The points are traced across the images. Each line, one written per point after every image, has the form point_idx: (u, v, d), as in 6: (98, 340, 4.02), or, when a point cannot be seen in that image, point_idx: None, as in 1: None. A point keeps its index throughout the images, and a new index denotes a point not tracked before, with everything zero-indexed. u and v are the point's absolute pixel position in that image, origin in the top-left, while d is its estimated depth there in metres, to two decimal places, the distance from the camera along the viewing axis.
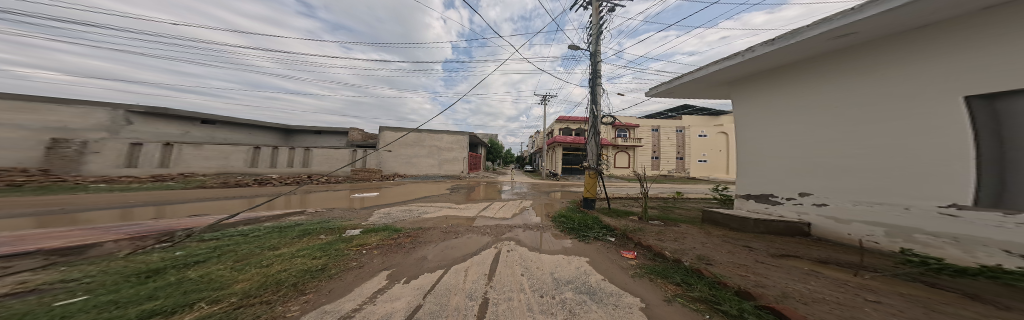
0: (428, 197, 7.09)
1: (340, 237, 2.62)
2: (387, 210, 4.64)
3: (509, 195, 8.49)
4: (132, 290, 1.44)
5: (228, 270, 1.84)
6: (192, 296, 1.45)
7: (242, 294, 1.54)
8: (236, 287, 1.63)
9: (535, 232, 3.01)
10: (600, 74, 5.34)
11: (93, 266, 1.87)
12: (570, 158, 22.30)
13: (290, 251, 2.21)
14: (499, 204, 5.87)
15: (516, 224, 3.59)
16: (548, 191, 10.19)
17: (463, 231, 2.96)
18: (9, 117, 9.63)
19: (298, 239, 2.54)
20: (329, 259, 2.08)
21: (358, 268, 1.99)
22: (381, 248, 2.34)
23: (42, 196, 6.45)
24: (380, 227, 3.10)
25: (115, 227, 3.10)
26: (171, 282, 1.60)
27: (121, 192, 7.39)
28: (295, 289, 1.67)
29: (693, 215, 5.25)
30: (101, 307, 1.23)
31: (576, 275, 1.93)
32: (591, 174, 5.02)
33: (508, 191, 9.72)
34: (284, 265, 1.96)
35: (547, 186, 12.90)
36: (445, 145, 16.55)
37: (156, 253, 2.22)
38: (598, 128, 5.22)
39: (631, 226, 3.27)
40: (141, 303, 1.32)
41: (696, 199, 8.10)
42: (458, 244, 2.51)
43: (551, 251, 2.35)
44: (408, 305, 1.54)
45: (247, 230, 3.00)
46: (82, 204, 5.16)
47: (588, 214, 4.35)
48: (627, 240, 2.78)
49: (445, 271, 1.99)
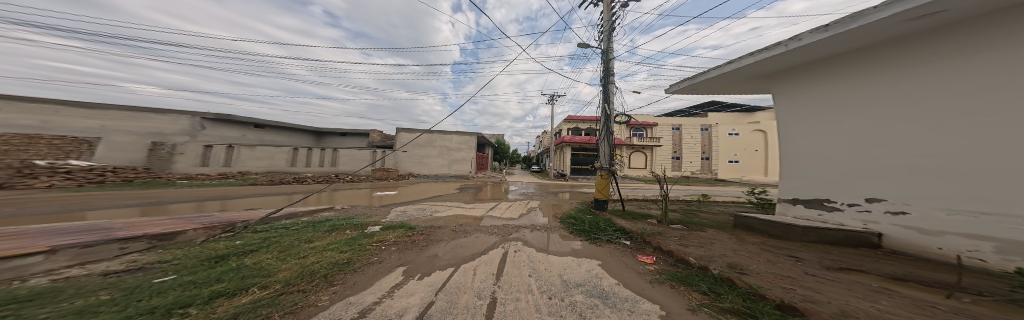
0: (439, 196, 7.41)
1: (363, 232, 2.85)
2: (403, 208, 4.95)
3: (516, 195, 8.46)
4: (205, 273, 1.72)
5: (275, 259, 2.10)
6: (247, 281, 1.69)
7: (285, 282, 1.75)
8: (278, 275, 1.85)
9: (542, 233, 2.98)
10: (613, 72, 5.22)
11: (177, 250, 2.26)
12: (581, 158, 21.61)
13: (322, 244, 2.45)
14: (505, 204, 5.87)
15: (524, 224, 3.57)
16: (557, 192, 9.94)
17: (471, 231, 3.03)
18: (124, 123, 12.09)
19: (328, 233, 2.80)
20: (353, 253, 2.26)
21: (378, 263, 2.13)
22: (398, 245, 2.49)
23: (142, 189, 8.03)
24: (397, 224, 3.30)
25: (193, 217, 3.74)
26: (233, 267, 1.87)
27: (196, 187, 8.91)
28: (326, 280, 1.85)
29: (721, 220, 4.74)
30: (184, 285, 1.49)
31: (587, 277, 1.86)
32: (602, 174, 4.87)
33: (514, 191, 9.66)
34: (317, 257, 2.18)
35: (556, 187, 12.56)
36: (454, 146, 17.13)
37: (223, 241, 2.62)
38: (611, 128, 5.04)
39: (649, 229, 3.06)
40: (212, 284, 1.57)
41: (725, 202, 7.36)
42: (469, 243, 2.56)
43: (561, 252, 2.30)
44: (421, 301, 1.62)
45: (289, 224, 3.40)
46: (169, 197, 6.32)
47: (600, 216, 4.17)
48: (646, 244, 2.60)
49: (455, 269, 2.03)
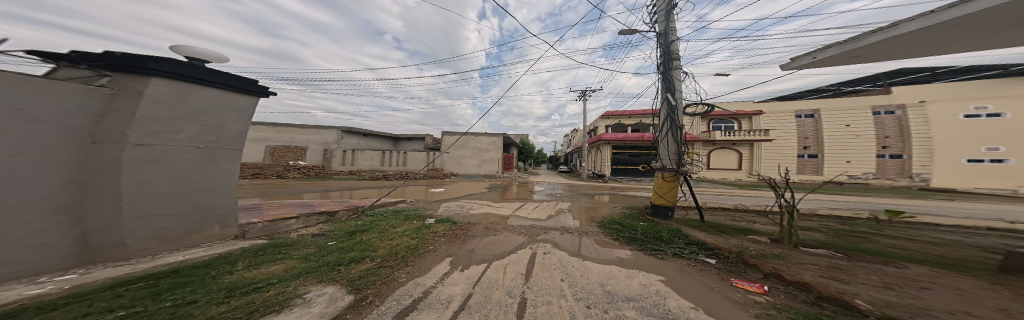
0: (473, 195, 7.93)
1: (423, 223, 3.52)
2: (447, 204, 5.63)
3: (545, 195, 7.96)
4: (344, 243, 2.76)
5: (377, 239, 2.91)
6: (363, 253, 2.49)
7: (380, 259, 2.38)
8: (378, 251, 2.57)
9: (573, 237, 3.05)
10: (675, 56, 4.38)
11: (337, 225, 3.62)
12: (627, 158, 17.63)
13: (400, 230, 3.20)
14: (531, 204, 5.66)
15: (552, 225, 3.61)
16: (599, 194, 8.71)
17: (501, 229, 3.19)
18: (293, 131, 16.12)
19: (403, 221, 3.65)
20: (419, 241, 2.81)
21: (433, 252, 2.54)
22: (446, 237, 2.91)
23: (310, 180, 12.80)
24: (445, 218, 3.86)
25: (340, 200, 5.83)
26: (357, 242, 2.81)
27: (334, 179, 13.36)
28: (403, 263, 2.32)
29: (928, 251, 2.84)
30: (339, 250, 2.56)
31: (641, 293, 1.52)
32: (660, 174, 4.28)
33: (541, 191, 9.17)
34: (398, 241, 2.85)
35: (593, 188, 10.80)
36: (484, 146, 17.21)
37: (353, 220, 3.94)
38: (678, 121, 4.20)
39: (751, 258, 2.23)
40: (347, 252, 2.49)
41: (950, 226, 4.16)
42: (504, 241, 2.72)
43: (605, 264, 2.16)
44: (463, 292, 1.78)
45: (384, 211, 4.68)
46: (326, 187, 9.91)
47: (670, 230, 3.44)
48: (761, 273, 1.88)
49: (487, 266, 2.12)
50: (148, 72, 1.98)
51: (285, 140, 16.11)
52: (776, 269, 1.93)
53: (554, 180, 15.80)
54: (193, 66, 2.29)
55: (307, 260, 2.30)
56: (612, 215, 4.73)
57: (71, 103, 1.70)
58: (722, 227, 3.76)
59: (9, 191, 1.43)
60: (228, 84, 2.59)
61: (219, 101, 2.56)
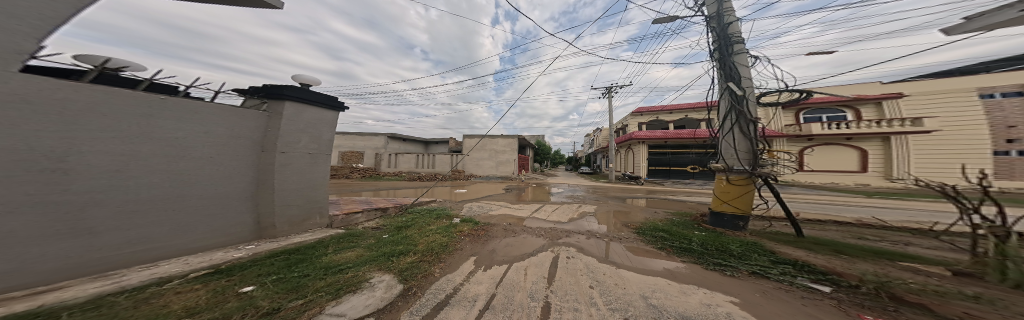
0: (490, 196, 8.10)
1: (450, 222, 3.78)
2: (469, 204, 5.92)
3: (567, 197, 7.47)
4: (393, 237, 3.20)
5: (415, 235, 3.26)
6: (405, 246, 2.83)
7: (419, 253, 2.59)
8: (419, 245, 2.86)
9: (600, 241, 2.81)
10: (735, 38, 3.56)
11: (389, 220, 4.26)
12: (669, 157, 15.01)
13: (432, 228, 3.51)
14: (548, 207, 5.42)
15: (575, 228, 3.43)
16: (632, 197, 7.68)
17: (519, 231, 3.21)
18: (354, 140, 19.13)
19: (434, 220, 4.01)
20: (448, 239, 3.00)
21: (460, 250, 2.65)
22: (469, 236, 3.03)
23: (361, 181, 14.99)
24: (468, 218, 4.06)
25: (387, 199, 6.79)
26: (400, 236, 3.21)
27: (379, 180, 15.42)
28: (437, 259, 2.43)
29: None
30: (390, 243, 2.96)
31: (700, 312, 1.21)
32: (717, 176, 3.60)
33: (562, 193, 8.68)
34: (431, 237, 3.10)
35: (624, 190, 9.59)
36: (501, 148, 17.44)
37: (400, 217, 4.57)
38: (749, 112, 3.33)
39: (908, 294, 1.48)
40: (395, 245, 2.89)
41: None
42: (524, 242, 2.73)
43: (650, 274, 1.83)
44: (486, 291, 1.75)
45: (421, 210, 5.26)
46: (372, 187, 11.48)
47: (747, 243, 2.70)
48: (930, 315, 1.23)
49: (510, 267, 2.09)
50: (283, 97, 2.87)
51: (344, 146, 19.21)
52: (971, 315, 1.21)
53: (578, 181, 14.60)
54: (306, 90, 3.12)
55: (369, 249, 2.76)
56: (654, 221, 4.08)
57: (254, 131, 2.75)
58: (837, 246, 2.72)
59: (224, 184, 2.43)
60: (326, 103, 3.40)
61: (322, 117, 3.43)
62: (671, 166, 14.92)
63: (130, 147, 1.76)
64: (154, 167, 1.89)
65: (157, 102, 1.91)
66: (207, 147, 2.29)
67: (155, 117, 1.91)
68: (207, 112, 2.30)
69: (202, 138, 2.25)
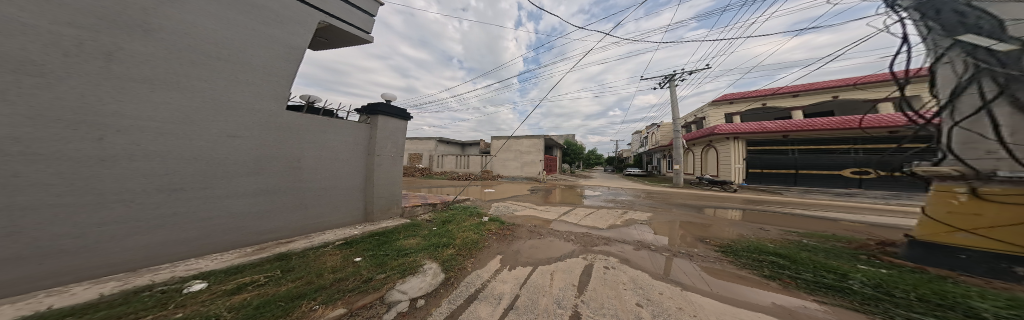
0: (517, 196, 7.95)
1: (480, 220, 3.95)
2: (497, 203, 6.04)
3: (605, 201, 6.51)
4: (441, 230, 3.61)
5: (456, 229, 3.57)
6: (446, 238, 3.17)
7: (457, 246, 2.79)
8: (458, 239, 3.11)
9: (649, 253, 2.34)
10: None
11: (438, 214, 4.84)
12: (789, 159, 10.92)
13: (466, 225, 3.74)
14: (579, 210, 4.88)
15: (615, 236, 2.98)
16: (712, 207, 5.96)
17: (546, 233, 3.05)
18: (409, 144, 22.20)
19: (468, 217, 4.29)
20: (477, 236, 3.11)
21: (487, 248, 2.68)
22: (495, 235, 3.09)
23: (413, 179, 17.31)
24: (495, 217, 4.15)
25: (435, 196, 7.71)
26: (443, 230, 3.60)
27: (426, 178, 17.51)
28: (468, 254, 2.53)
29: None
30: (437, 235, 3.33)
31: None
32: (947, 188, 2.30)
33: (603, 196, 7.64)
34: (463, 234, 3.31)
35: (706, 198, 7.57)
36: (525, 149, 16.47)
37: (446, 212, 5.13)
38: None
39: None
40: (440, 237, 3.25)
41: None
42: (554, 245, 2.59)
43: (742, 306, 1.32)
44: (511, 291, 1.63)
45: (460, 207, 5.73)
46: (419, 185, 13.09)
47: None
48: None
49: (534, 270, 1.98)
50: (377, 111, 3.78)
51: None
52: None
53: (624, 184, 12.51)
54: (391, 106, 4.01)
55: (427, 238, 3.20)
56: (765, 241, 3.02)
57: (362, 140, 3.67)
58: None
59: (348, 178, 3.46)
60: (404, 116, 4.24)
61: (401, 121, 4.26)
62: (800, 169, 10.87)
63: (317, 154, 3.03)
64: (325, 164, 3.15)
65: (322, 121, 3.09)
66: (339, 151, 3.34)
67: (320, 132, 3.08)
68: (339, 127, 3.33)
69: (338, 145, 3.31)
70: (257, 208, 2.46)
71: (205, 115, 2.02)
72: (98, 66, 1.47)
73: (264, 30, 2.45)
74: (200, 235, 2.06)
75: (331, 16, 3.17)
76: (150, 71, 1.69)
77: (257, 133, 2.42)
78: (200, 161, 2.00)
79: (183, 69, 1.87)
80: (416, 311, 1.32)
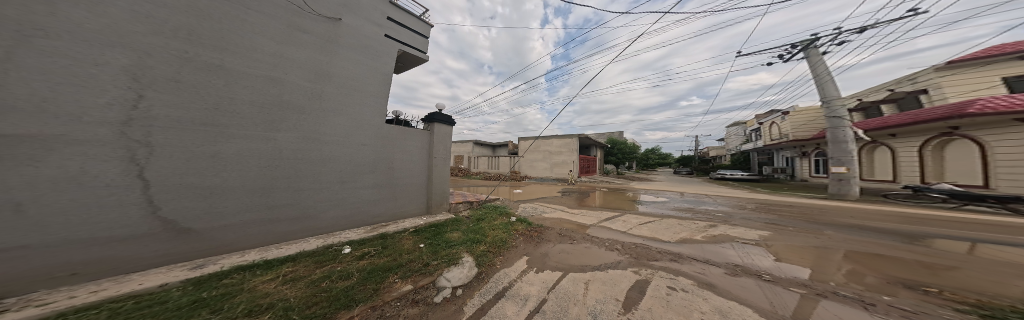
0: (547, 197, 7.61)
1: (508, 219, 4.00)
2: (526, 204, 5.97)
3: (688, 212, 5.16)
4: (479, 225, 3.82)
5: (492, 226, 3.69)
6: (478, 232, 3.36)
7: (491, 242, 2.87)
8: (490, 234, 3.23)
9: (728, 277, 1.85)
10: None
11: (475, 210, 5.14)
12: None
13: (496, 223, 3.84)
14: (625, 217, 4.26)
15: (668, 251, 2.49)
16: (885, 225, 3.90)
17: (580, 239, 2.83)
18: None
19: (499, 216, 4.40)
20: (504, 235, 3.14)
21: (514, 249, 2.64)
22: (522, 236, 3.07)
23: None
24: (523, 217, 4.15)
25: (470, 194, 8.19)
26: (478, 226, 3.78)
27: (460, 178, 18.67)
28: (497, 252, 2.53)
29: None
30: (475, 231, 3.47)
31: None
32: None
33: (664, 204, 6.38)
34: (492, 231, 3.37)
35: (993, 229, 3.68)
36: (556, 149, 15.68)
37: (483, 208, 5.41)
38: None
39: None
40: (474, 231, 3.43)
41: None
42: (595, 252, 2.36)
43: None
44: (537, 294, 1.56)
45: (491, 205, 5.90)
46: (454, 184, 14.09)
47: None
48: None
49: (563, 276, 1.85)
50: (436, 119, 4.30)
51: None
52: None
53: (692, 188, 10.14)
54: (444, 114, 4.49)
55: (472, 232, 3.39)
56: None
57: (425, 145, 4.22)
58: None
59: (415, 176, 4.06)
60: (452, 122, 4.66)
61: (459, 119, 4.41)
62: None
63: (395, 155, 3.71)
64: (401, 165, 3.81)
65: (399, 130, 3.76)
66: (407, 155, 3.89)
67: (398, 139, 3.75)
68: (409, 133, 3.92)
69: (406, 149, 3.88)
70: (378, 197, 3.54)
71: (355, 133, 3.23)
72: (320, 105, 2.89)
73: (372, 63, 3.44)
74: (348, 213, 3.20)
75: (402, 42, 3.87)
76: (330, 102, 2.99)
77: (372, 143, 3.43)
78: (350, 163, 3.17)
79: (343, 100, 3.12)
80: (455, 299, 1.42)
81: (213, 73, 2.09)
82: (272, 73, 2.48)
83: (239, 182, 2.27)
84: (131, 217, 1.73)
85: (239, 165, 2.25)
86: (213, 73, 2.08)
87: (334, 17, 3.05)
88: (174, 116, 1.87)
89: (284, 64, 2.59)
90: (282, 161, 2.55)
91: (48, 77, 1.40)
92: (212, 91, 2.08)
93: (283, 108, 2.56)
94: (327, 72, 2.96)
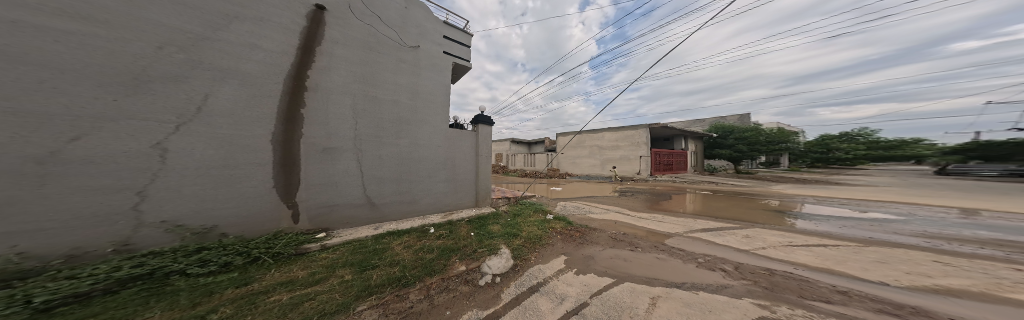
0: (595, 196, 6.97)
1: (546, 217, 3.88)
2: (566, 203, 5.66)
3: (979, 246, 2.66)
4: (520, 219, 3.85)
5: (532, 221, 3.64)
6: (518, 225, 3.42)
7: (533, 236, 2.83)
8: (527, 229, 3.15)
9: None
10: None
11: (514, 205, 5.19)
12: None
13: (530, 219, 3.80)
14: (740, 230, 3.18)
15: (770, 273, 1.83)
16: None
17: (635, 246, 2.48)
18: None
19: (535, 212, 4.35)
20: (540, 231, 3.04)
21: (550, 246, 2.55)
22: (561, 234, 2.94)
23: None
24: (562, 216, 3.97)
25: (507, 190, 8.32)
26: (515, 220, 3.77)
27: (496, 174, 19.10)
28: (532, 248, 2.46)
29: None
30: (513, 224, 3.49)
31: None
32: None
33: (867, 223, 3.78)
34: (528, 227, 3.28)
35: None
36: (608, 143, 14.20)
37: (524, 203, 5.39)
38: None
39: None
40: (514, 224, 3.49)
41: None
42: (669, 266, 1.97)
43: None
44: (576, 296, 1.47)
45: (529, 201, 5.76)
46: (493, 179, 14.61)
47: None
48: None
49: (615, 283, 1.67)
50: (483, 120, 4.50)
51: None
52: None
53: (962, 202, 5.48)
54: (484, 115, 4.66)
55: (515, 226, 3.33)
56: None
57: (472, 145, 4.41)
58: None
59: (468, 173, 4.34)
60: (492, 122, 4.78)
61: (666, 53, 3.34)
62: None
63: (453, 153, 4.08)
64: (457, 163, 4.16)
65: (457, 132, 4.13)
66: (460, 154, 4.19)
67: (459, 138, 4.16)
68: (462, 135, 4.23)
69: (461, 149, 4.20)
70: (452, 190, 4.13)
71: (436, 137, 3.84)
72: (421, 117, 3.65)
73: (440, 78, 3.94)
74: (434, 201, 3.87)
75: (454, 55, 4.22)
76: (421, 114, 3.67)
77: (445, 144, 3.97)
78: (433, 162, 3.81)
79: (431, 112, 3.78)
80: (495, 286, 1.53)
81: (377, 102, 3.21)
82: (399, 97, 3.43)
83: (387, 173, 3.29)
84: (357, 193, 3.04)
85: (382, 165, 3.23)
86: (385, 104, 3.28)
87: (413, 44, 3.62)
88: (365, 134, 3.09)
89: (398, 89, 3.42)
90: (412, 160, 3.55)
91: (339, 117, 2.88)
92: (382, 117, 3.24)
93: (406, 122, 3.48)
94: (416, 90, 3.62)
